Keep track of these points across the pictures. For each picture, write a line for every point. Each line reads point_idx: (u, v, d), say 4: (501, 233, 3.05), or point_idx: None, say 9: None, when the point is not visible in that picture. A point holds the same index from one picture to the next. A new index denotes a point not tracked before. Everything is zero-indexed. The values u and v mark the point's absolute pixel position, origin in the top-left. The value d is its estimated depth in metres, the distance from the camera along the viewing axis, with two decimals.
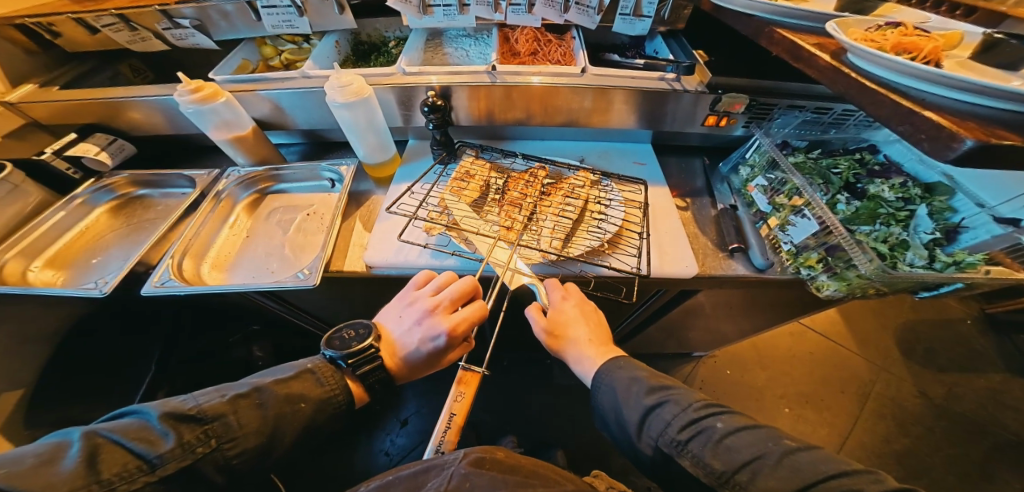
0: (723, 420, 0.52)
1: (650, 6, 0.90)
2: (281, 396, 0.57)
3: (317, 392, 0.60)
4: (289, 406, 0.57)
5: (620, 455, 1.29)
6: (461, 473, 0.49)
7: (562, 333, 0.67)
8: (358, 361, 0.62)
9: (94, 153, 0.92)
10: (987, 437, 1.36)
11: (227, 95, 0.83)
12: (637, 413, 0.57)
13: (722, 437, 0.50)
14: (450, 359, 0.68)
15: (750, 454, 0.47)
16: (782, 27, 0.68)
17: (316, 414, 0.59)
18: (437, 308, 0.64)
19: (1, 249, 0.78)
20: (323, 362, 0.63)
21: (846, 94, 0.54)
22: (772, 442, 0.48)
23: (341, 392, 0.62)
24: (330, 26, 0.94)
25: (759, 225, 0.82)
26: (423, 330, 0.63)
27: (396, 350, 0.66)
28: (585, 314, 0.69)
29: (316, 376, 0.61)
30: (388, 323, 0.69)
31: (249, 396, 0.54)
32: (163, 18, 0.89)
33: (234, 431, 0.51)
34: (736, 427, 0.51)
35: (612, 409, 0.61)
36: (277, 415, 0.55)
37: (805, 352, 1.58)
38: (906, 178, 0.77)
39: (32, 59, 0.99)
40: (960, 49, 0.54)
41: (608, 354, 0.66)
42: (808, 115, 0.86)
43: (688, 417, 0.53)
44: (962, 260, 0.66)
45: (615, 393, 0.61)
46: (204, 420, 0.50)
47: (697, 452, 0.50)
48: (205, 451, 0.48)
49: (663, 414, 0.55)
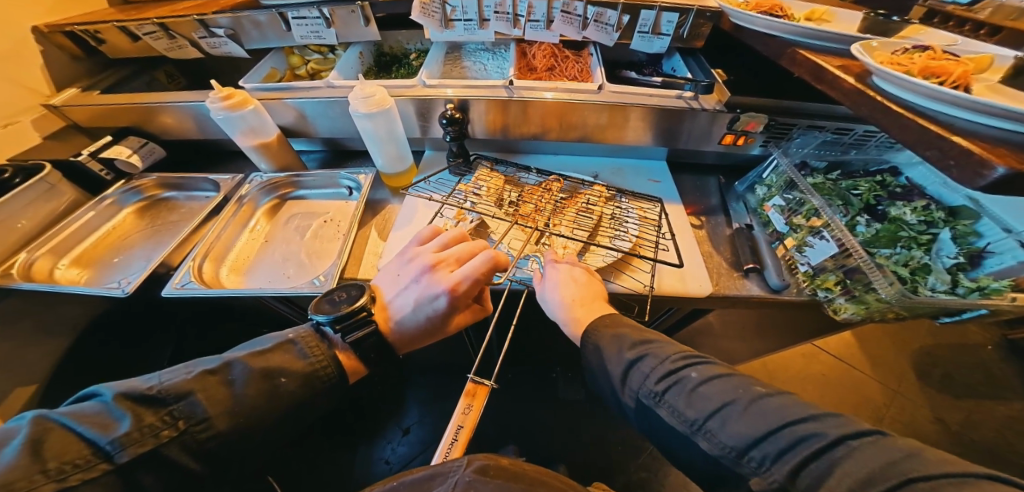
0: (698, 371, 0.50)
1: (669, 24, 0.91)
2: (257, 372, 0.52)
3: (299, 365, 0.55)
4: (266, 383, 0.52)
5: (622, 473, 1.26)
6: (465, 480, 0.48)
7: (551, 291, 0.67)
8: (348, 325, 0.58)
9: (126, 155, 0.96)
10: (1005, 466, 1.31)
11: (255, 103, 0.86)
12: (618, 367, 0.54)
13: (697, 385, 0.48)
14: (451, 324, 0.66)
15: (721, 400, 0.45)
16: (805, 49, 0.68)
17: (309, 393, 0.56)
18: (439, 264, 0.63)
19: (32, 248, 0.81)
20: (308, 333, 0.59)
21: (870, 116, 0.54)
22: (742, 389, 0.46)
23: (331, 364, 0.58)
24: (354, 38, 0.97)
25: (775, 246, 0.81)
26: (421, 288, 0.62)
27: (390, 315, 0.64)
28: (578, 277, 0.68)
29: (297, 347, 0.57)
30: (386, 284, 0.67)
31: (219, 373, 0.51)
32: (200, 27, 0.93)
33: (204, 412, 0.48)
34: (712, 376, 0.48)
35: (597, 365, 0.58)
36: (260, 396, 0.51)
37: (819, 373, 1.54)
38: (929, 201, 0.76)
39: (76, 65, 1.05)
40: (990, 72, 0.53)
41: (597, 312, 0.63)
42: (828, 136, 0.85)
43: (667, 369, 0.51)
44: (987, 286, 0.64)
45: (599, 349, 0.57)
46: (169, 402, 0.47)
47: (673, 402, 0.48)
48: (172, 435, 0.45)
49: (642, 367, 0.52)
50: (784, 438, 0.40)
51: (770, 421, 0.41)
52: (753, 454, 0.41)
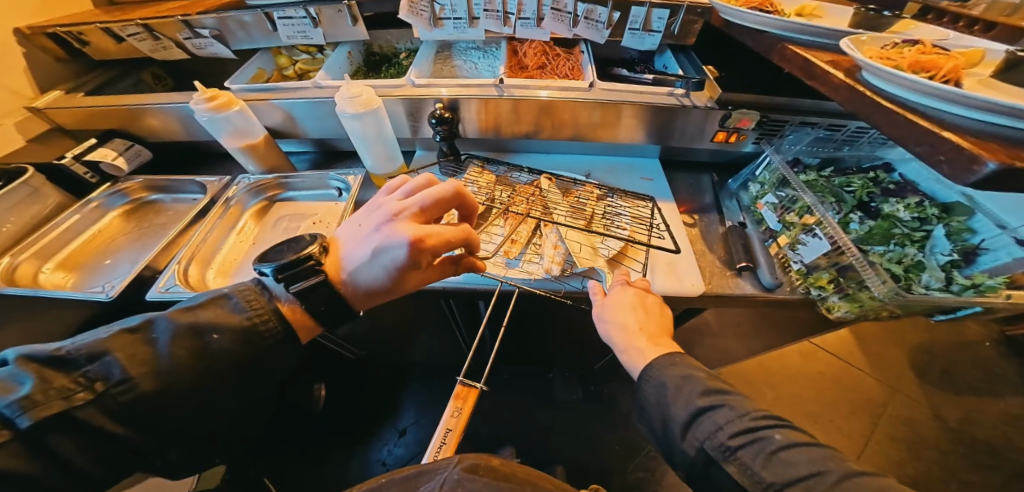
0: (781, 432, 0.42)
1: (659, 21, 0.90)
2: (184, 327, 0.45)
3: (236, 320, 0.47)
4: (196, 341, 0.45)
5: (620, 473, 1.26)
6: (454, 478, 0.47)
7: (609, 314, 0.62)
8: (292, 275, 0.48)
9: (111, 158, 0.95)
10: (1005, 463, 1.31)
11: (241, 104, 0.85)
12: (684, 411, 0.48)
13: (778, 448, 0.41)
14: (415, 281, 0.56)
15: (808, 469, 0.38)
16: (795, 44, 0.68)
17: (251, 355, 0.48)
18: (403, 214, 0.53)
19: (15, 252, 0.79)
20: (247, 286, 0.50)
21: (860, 112, 0.53)
22: (834, 460, 0.38)
23: (274, 318, 0.49)
24: (342, 37, 0.96)
25: (768, 243, 0.80)
26: (381, 238, 0.52)
27: (344, 267, 0.53)
28: (645, 306, 0.63)
29: (233, 300, 0.48)
30: (344, 235, 0.56)
31: (141, 331, 0.43)
32: (185, 27, 0.92)
33: (123, 373, 0.40)
34: (797, 441, 0.41)
35: (656, 402, 0.51)
36: (192, 356, 0.44)
37: (816, 371, 1.53)
38: (922, 198, 0.75)
39: (61, 66, 1.04)
40: (982, 67, 0.53)
41: (661, 347, 0.56)
42: (820, 132, 0.84)
43: (745, 424, 0.43)
44: (982, 283, 0.63)
45: (662, 386, 0.51)
46: (82, 364, 0.40)
47: (745, 461, 0.41)
48: (88, 398, 0.39)
49: (714, 417, 0.45)
50: None
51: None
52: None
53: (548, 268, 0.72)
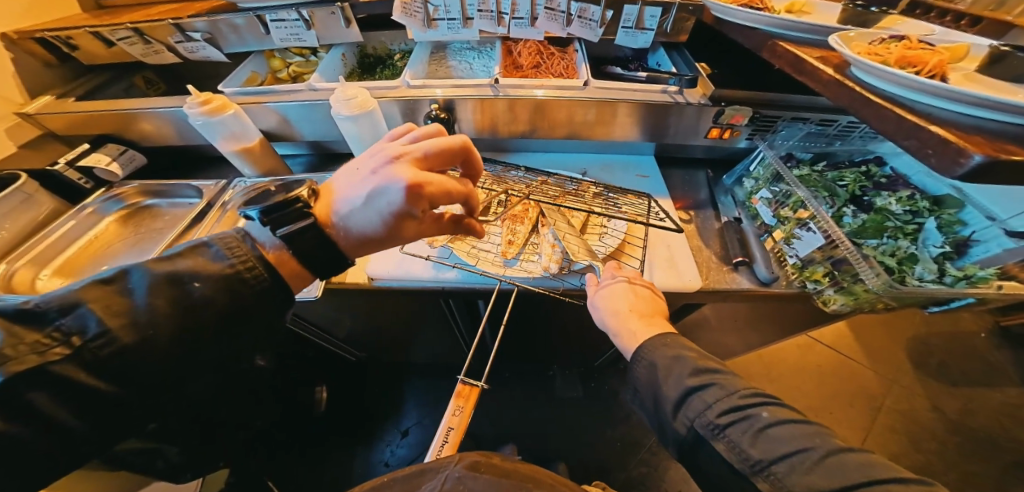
0: (768, 410, 0.44)
1: (652, 19, 0.91)
2: (160, 276, 0.42)
3: (216, 268, 0.45)
4: (177, 290, 0.42)
5: (622, 470, 1.26)
6: (455, 476, 0.47)
7: (602, 302, 0.66)
8: (279, 218, 0.46)
9: (105, 163, 0.94)
10: (1003, 454, 1.32)
11: (235, 107, 0.85)
12: (676, 392, 0.49)
13: (766, 426, 0.43)
14: (409, 232, 0.53)
15: (793, 445, 0.40)
16: (785, 40, 0.68)
17: (234, 303, 0.45)
18: (404, 158, 0.50)
19: (11, 259, 0.79)
20: (230, 235, 0.48)
21: (850, 107, 0.54)
22: (819, 438, 0.40)
23: (259, 264, 0.47)
24: (336, 39, 0.96)
25: (763, 238, 0.81)
26: (378, 179, 0.49)
27: (337, 210, 0.51)
28: (636, 292, 0.66)
29: (214, 248, 0.46)
30: (340, 179, 0.54)
31: (115, 282, 0.41)
32: (176, 31, 0.92)
33: (99, 325, 0.38)
34: (784, 419, 0.43)
35: (649, 384, 0.53)
36: (173, 306, 0.42)
37: (814, 364, 1.54)
38: (914, 191, 0.76)
39: (50, 72, 1.03)
40: (966, 61, 0.54)
41: (653, 329, 0.59)
42: (812, 127, 0.86)
43: (733, 402, 0.46)
44: (973, 275, 0.64)
45: (653, 369, 0.53)
46: (56, 318, 0.38)
47: (734, 438, 0.44)
48: (65, 353, 0.37)
49: (703, 396, 0.47)
50: None
51: (844, 475, 0.36)
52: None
53: (546, 266, 0.73)
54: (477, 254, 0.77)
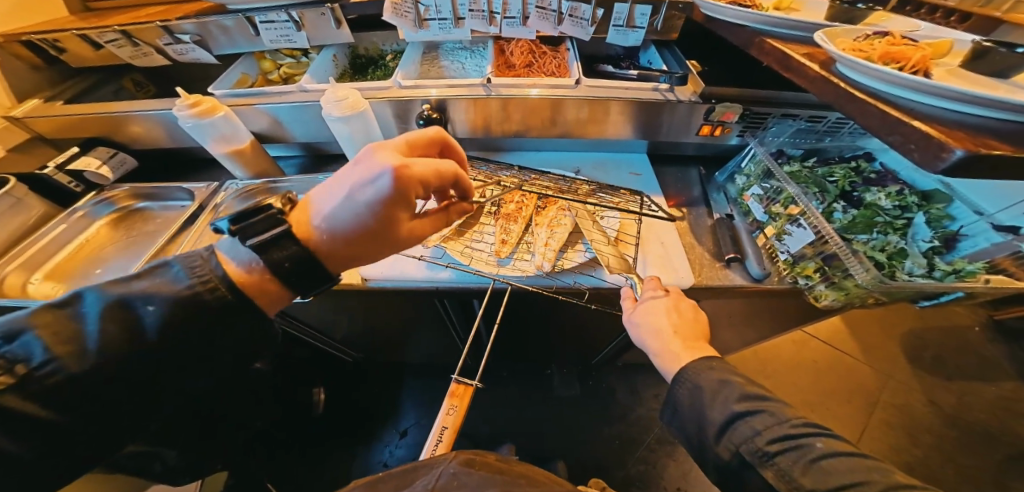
0: (823, 441, 0.43)
1: (643, 17, 0.91)
2: (113, 299, 0.39)
3: (173, 289, 0.40)
4: (131, 314, 0.39)
5: (620, 467, 1.27)
6: (450, 472, 0.47)
7: (641, 320, 0.63)
8: (247, 226, 0.41)
9: (95, 167, 0.94)
10: (998, 447, 1.33)
11: (225, 109, 0.84)
12: (722, 416, 0.48)
13: (819, 457, 0.41)
14: (401, 225, 0.49)
15: (849, 478, 0.39)
16: (772, 37, 0.69)
17: (195, 328, 0.40)
18: (383, 148, 0.48)
19: (2, 263, 0.79)
20: (194, 254, 0.44)
21: (836, 104, 0.54)
22: (877, 472, 0.39)
23: (221, 285, 0.42)
24: (326, 40, 0.96)
25: (755, 234, 0.82)
26: (360, 172, 0.46)
27: (316, 217, 0.46)
28: (678, 310, 0.63)
29: (173, 268, 0.42)
30: (315, 190, 0.50)
31: (68, 306, 0.39)
32: (165, 33, 0.92)
33: (45, 353, 0.36)
34: (840, 451, 0.41)
35: (691, 408, 0.52)
36: (126, 332, 0.38)
37: (810, 359, 1.55)
38: (902, 186, 0.76)
39: (36, 75, 1.02)
40: (949, 57, 0.54)
41: (699, 353, 0.56)
42: (802, 124, 0.86)
43: (784, 431, 0.44)
44: (962, 269, 0.65)
45: (698, 392, 0.52)
46: (0, 345, 0.36)
47: (784, 467, 0.42)
48: (7, 384, 0.35)
49: (752, 423, 0.46)
50: None
51: None
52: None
53: (539, 265, 0.73)
54: (470, 253, 0.77)
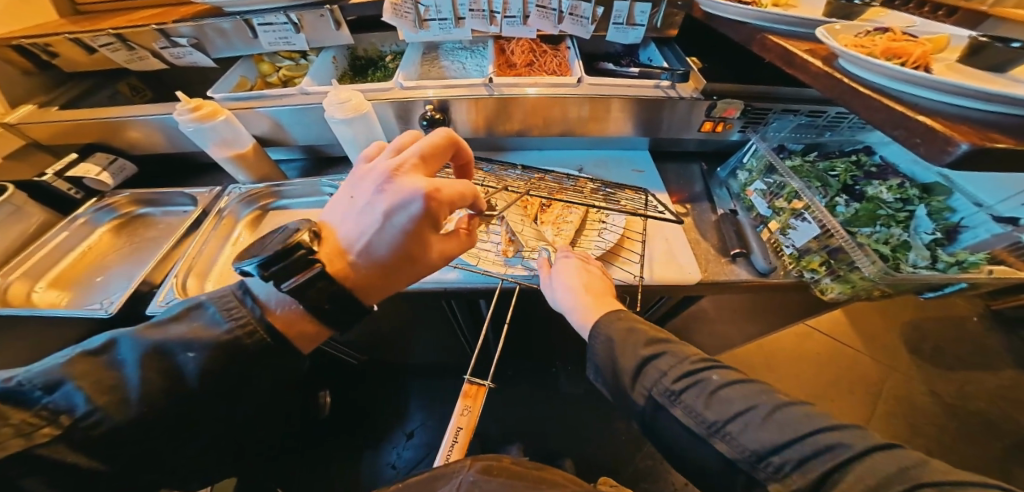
0: (719, 373, 0.45)
1: (643, 14, 0.91)
2: (149, 347, 0.40)
3: (212, 334, 0.42)
4: (169, 362, 0.41)
5: (628, 464, 1.27)
6: (470, 479, 0.51)
7: (557, 283, 0.65)
8: (281, 271, 0.41)
9: (94, 173, 0.93)
10: (1000, 436, 1.35)
11: (226, 113, 0.84)
12: (632, 363, 0.49)
13: (718, 388, 0.43)
14: (433, 247, 0.50)
15: (743, 405, 0.40)
16: (773, 34, 0.69)
17: (232, 368, 0.43)
18: (404, 169, 0.47)
19: (6, 271, 0.78)
20: (227, 294, 0.45)
21: (839, 99, 0.54)
22: (766, 395, 0.41)
23: (261, 329, 0.44)
24: (326, 42, 0.95)
25: (759, 229, 0.82)
26: (387, 199, 0.45)
27: (350, 248, 0.46)
28: (588, 271, 0.66)
29: (210, 311, 0.44)
30: (335, 217, 0.49)
31: (103, 353, 0.40)
32: (161, 36, 0.91)
33: (86, 404, 0.38)
34: (734, 379, 0.43)
35: (606, 359, 0.52)
36: (165, 378, 0.41)
37: (813, 352, 1.56)
38: (903, 179, 0.77)
39: (29, 80, 1.01)
40: (947, 52, 0.55)
41: (605, 306, 0.59)
42: (802, 119, 0.86)
43: (685, 368, 0.45)
44: (964, 260, 0.65)
45: (609, 342, 0.52)
46: (41, 396, 0.37)
47: (689, 403, 0.43)
48: (53, 434, 0.37)
49: (658, 365, 0.47)
50: (808, 449, 0.35)
51: None
52: (772, 460, 0.36)
53: None
54: (478, 254, 0.77)
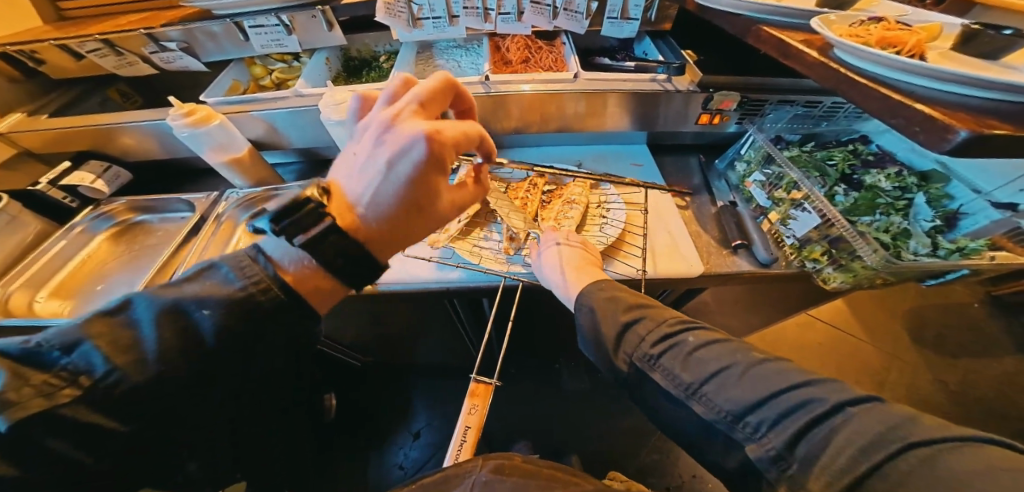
0: (695, 335, 0.47)
1: (637, 8, 0.90)
2: (166, 304, 0.37)
3: (225, 290, 0.39)
4: (185, 318, 0.37)
5: (634, 459, 1.27)
6: (483, 479, 0.51)
7: (546, 262, 0.68)
8: (291, 224, 0.38)
9: (89, 181, 0.91)
10: (1004, 422, 1.35)
11: (221, 117, 0.83)
12: (614, 330, 0.51)
13: (692, 349, 0.45)
14: (444, 196, 0.46)
15: (718, 364, 0.43)
16: (768, 25, 0.68)
17: (245, 368, 0.42)
18: (402, 114, 0.43)
19: (6, 282, 0.79)
20: (241, 253, 0.42)
21: (836, 88, 0.54)
22: (740, 354, 0.43)
23: (275, 285, 0.41)
24: (319, 43, 0.95)
25: (759, 220, 0.82)
26: (389, 146, 0.40)
27: (356, 203, 0.42)
28: (573, 247, 0.68)
29: (223, 269, 0.40)
30: (337, 176, 0.44)
31: (120, 312, 0.37)
32: (150, 41, 0.90)
33: (106, 364, 0.34)
34: (709, 341, 0.46)
35: (590, 329, 0.55)
36: (183, 337, 0.37)
37: (816, 342, 1.56)
38: (901, 168, 0.77)
39: (16, 87, 1.00)
40: (941, 40, 0.54)
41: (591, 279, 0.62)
42: (799, 109, 0.86)
43: (663, 332, 0.48)
44: (965, 246, 0.65)
45: (594, 313, 0.55)
46: (60, 356, 0.34)
47: (668, 365, 0.46)
48: (74, 394, 0.34)
49: (638, 330, 0.50)
50: (777, 407, 0.36)
51: None
52: (749, 420, 0.38)
53: None
54: (479, 252, 0.77)
